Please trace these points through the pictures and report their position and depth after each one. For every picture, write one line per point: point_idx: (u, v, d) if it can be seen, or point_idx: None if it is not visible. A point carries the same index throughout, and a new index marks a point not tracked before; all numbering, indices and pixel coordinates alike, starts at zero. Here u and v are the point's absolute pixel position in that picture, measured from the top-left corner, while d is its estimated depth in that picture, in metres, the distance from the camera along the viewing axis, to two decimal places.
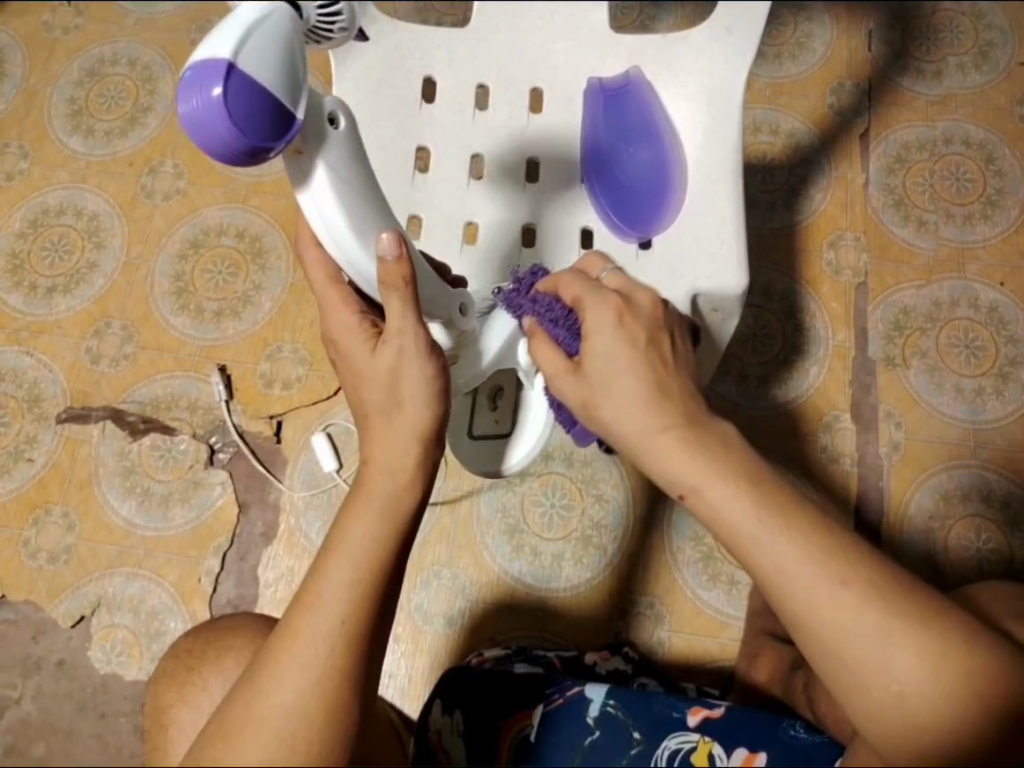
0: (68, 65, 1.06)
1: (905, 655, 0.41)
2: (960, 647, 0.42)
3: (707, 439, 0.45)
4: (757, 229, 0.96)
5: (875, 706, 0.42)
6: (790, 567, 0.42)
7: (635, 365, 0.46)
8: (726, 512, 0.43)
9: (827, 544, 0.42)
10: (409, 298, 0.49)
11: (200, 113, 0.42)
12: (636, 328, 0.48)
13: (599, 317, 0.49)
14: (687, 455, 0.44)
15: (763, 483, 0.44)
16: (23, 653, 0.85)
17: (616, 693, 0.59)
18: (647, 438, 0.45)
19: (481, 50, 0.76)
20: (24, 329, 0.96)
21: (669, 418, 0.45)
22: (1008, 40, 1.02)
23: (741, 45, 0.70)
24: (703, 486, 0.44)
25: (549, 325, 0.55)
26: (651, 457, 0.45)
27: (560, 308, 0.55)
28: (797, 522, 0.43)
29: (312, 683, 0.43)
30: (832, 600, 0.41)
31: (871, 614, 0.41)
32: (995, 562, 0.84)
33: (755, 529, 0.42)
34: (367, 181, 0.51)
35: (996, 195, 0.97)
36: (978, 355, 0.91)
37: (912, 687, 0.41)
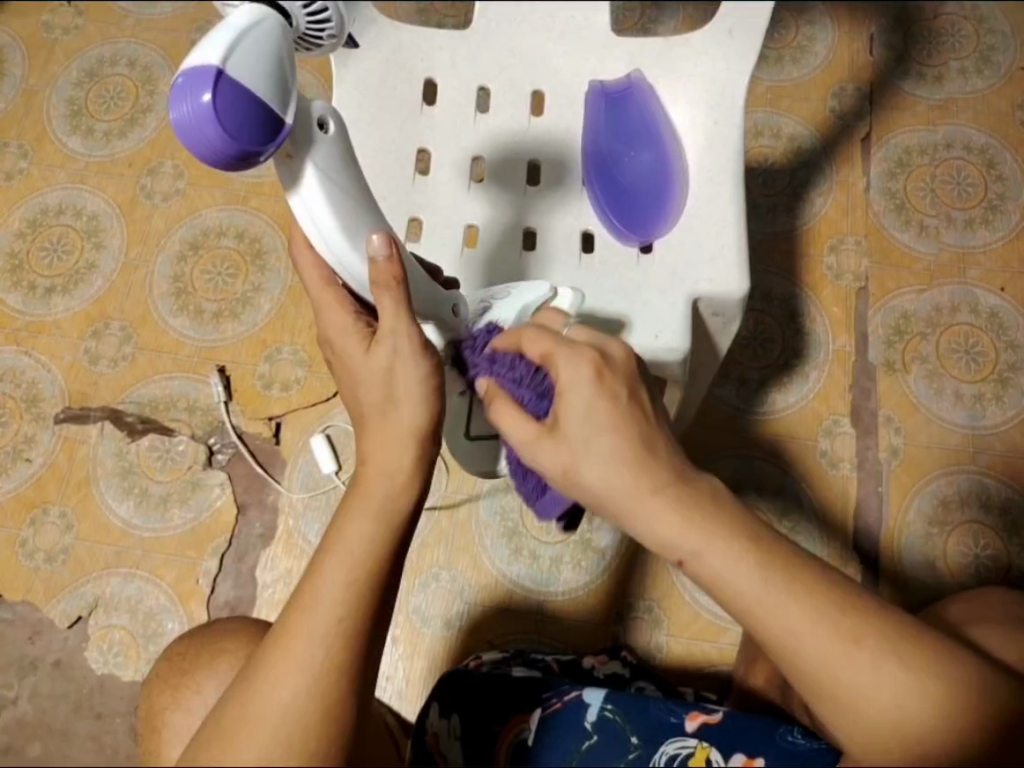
0: (68, 65, 1.06)
1: (916, 700, 0.41)
2: (962, 681, 0.42)
3: (698, 498, 0.43)
4: (758, 234, 0.96)
5: (887, 751, 0.42)
6: (801, 630, 0.41)
7: (618, 423, 0.44)
8: (729, 579, 0.42)
9: (827, 594, 0.42)
10: (401, 298, 0.49)
11: (190, 120, 0.42)
12: (615, 383, 0.45)
13: (574, 375, 0.45)
14: (682, 520, 0.42)
15: (762, 543, 0.42)
16: (20, 653, 0.85)
17: (613, 697, 0.59)
18: (635, 500, 0.43)
19: (483, 52, 0.76)
20: (23, 328, 0.96)
21: (660, 479, 0.43)
22: (1010, 45, 1.02)
23: (742, 49, 0.70)
24: (701, 551, 0.42)
25: (513, 386, 0.52)
26: (640, 520, 0.43)
27: (522, 366, 0.52)
28: (800, 580, 0.42)
29: (310, 683, 0.43)
30: (837, 649, 0.41)
31: (885, 668, 0.41)
32: (994, 569, 0.84)
33: (761, 593, 0.41)
34: (357, 184, 0.51)
35: (998, 200, 0.97)
36: (978, 361, 0.91)
37: (921, 729, 0.42)
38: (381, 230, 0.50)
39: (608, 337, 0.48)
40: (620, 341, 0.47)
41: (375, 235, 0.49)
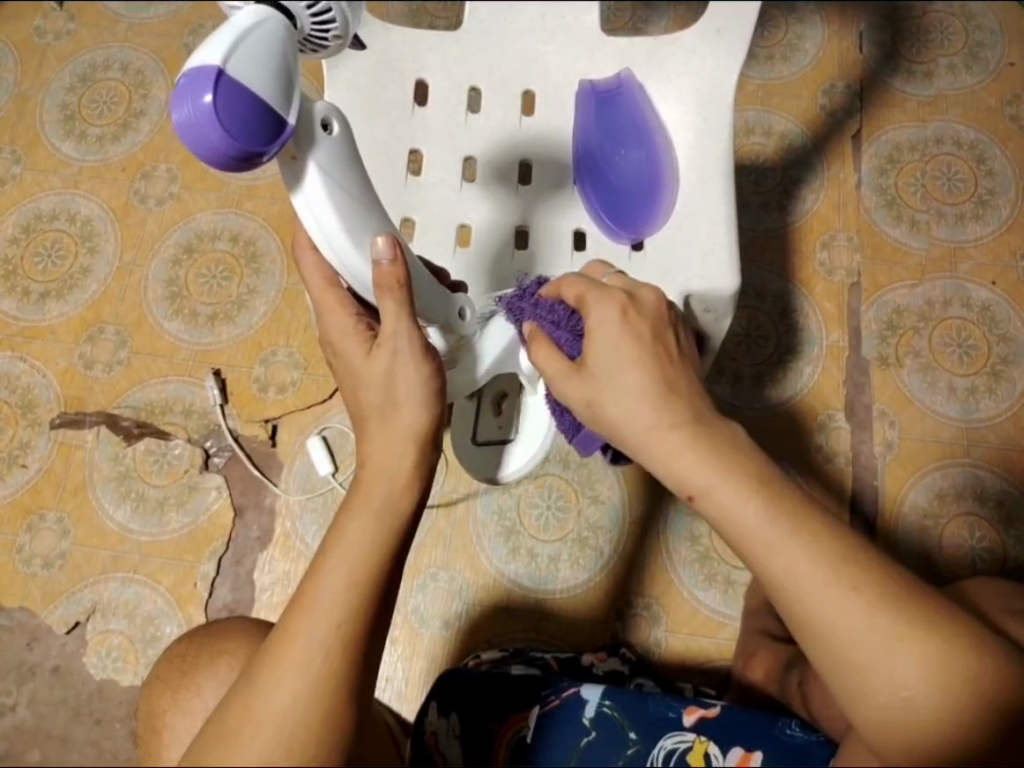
0: (60, 70, 1.06)
1: (916, 660, 0.41)
2: (967, 649, 0.42)
3: (714, 435, 0.45)
4: (751, 231, 0.96)
5: (883, 713, 0.41)
6: (802, 574, 0.41)
7: (640, 359, 0.47)
8: (737, 516, 0.43)
9: (833, 545, 0.42)
10: (403, 300, 0.50)
11: (191, 121, 0.42)
12: (640, 323, 0.49)
13: (602, 316, 0.49)
14: (696, 455, 0.44)
15: (774, 486, 0.43)
16: (18, 659, 0.85)
17: (611, 693, 0.59)
18: (652, 434, 0.46)
19: (473, 52, 0.76)
20: (18, 334, 0.96)
21: (677, 416, 0.46)
22: (998, 41, 1.03)
23: (730, 47, 0.70)
24: (713, 487, 0.43)
25: (550, 327, 0.55)
26: (657, 451, 0.46)
27: (560, 310, 0.55)
28: (807, 526, 0.42)
29: (311, 683, 0.43)
30: (838, 599, 0.41)
31: (885, 627, 0.41)
32: (990, 560, 0.85)
33: (766, 532, 0.42)
34: (360, 184, 0.51)
35: (988, 195, 0.97)
36: (971, 354, 0.92)
37: (923, 699, 0.41)
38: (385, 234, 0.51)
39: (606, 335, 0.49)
40: (643, 295, 0.50)
41: (379, 238, 0.50)
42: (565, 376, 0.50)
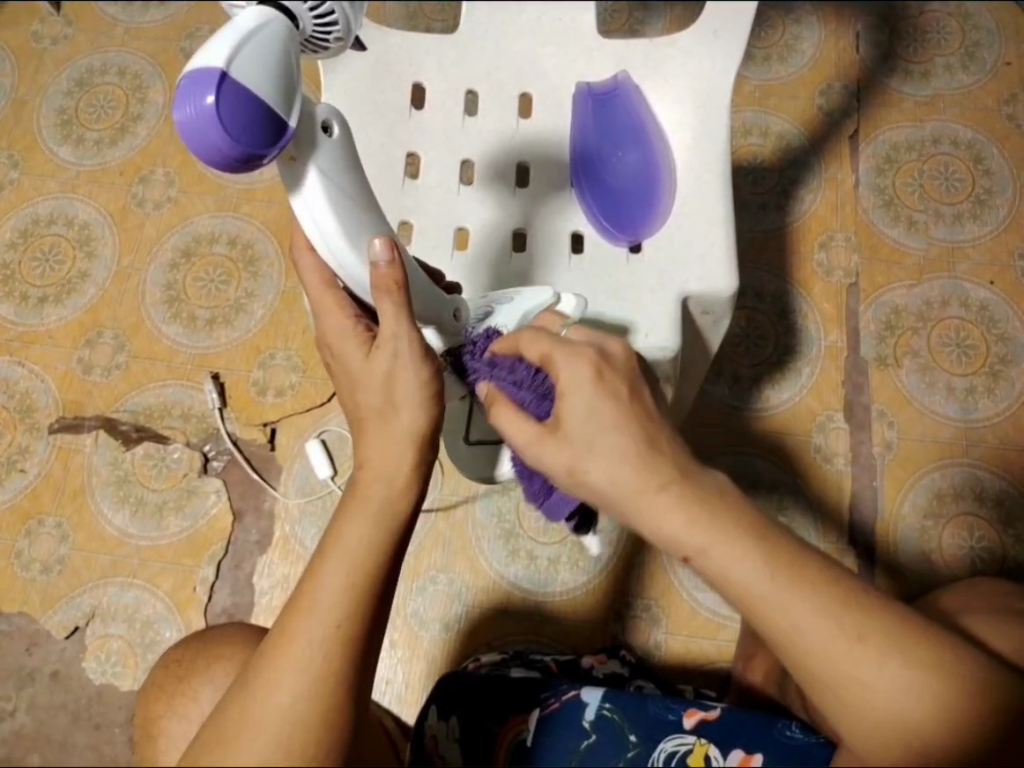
0: (58, 74, 1.06)
1: (915, 696, 0.42)
2: (962, 675, 0.43)
3: (705, 497, 0.43)
4: (749, 232, 0.96)
5: (884, 745, 0.42)
6: (807, 627, 0.41)
7: (620, 420, 0.44)
8: (735, 575, 0.42)
9: (837, 594, 0.42)
10: (401, 303, 0.49)
11: (193, 122, 0.42)
12: (614, 380, 0.46)
13: (574, 375, 0.46)
14: (688, 517, 0.43)
15: (770, 538, 0.43)
16: (18, 664, 0.85)
17: (611, 696, 0.59)
18: (640, 497, 0.43)
19: (471, 56, 0.76)
20: (16, 338, 0.96)
21: (666, 475, 0.43)
22: (995, 41, 1.03)
23: (727, 47, 0.70)
24: (709, 548, 0.42)
25: (512, 389, 0.52)
26: (644, 515, 0.44)
27: (520, 368, 0.52)
28: (809, 579, 0.42)
29: (309, 685, 0.43)
30: (842, 649, 0.41)
31: (890, 669, 0.42)
32: (989, 560, 0.85)
33: (766, 590, 0.41)
34: (360, 188, 0.51)
35: (985, 195, 0.97)
36: (969, 354, 0.92)
37: (927, 734, 0.42)
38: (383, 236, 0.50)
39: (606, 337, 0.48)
40: (613, 346, 0.49)
41: (376, 240, 0.49)
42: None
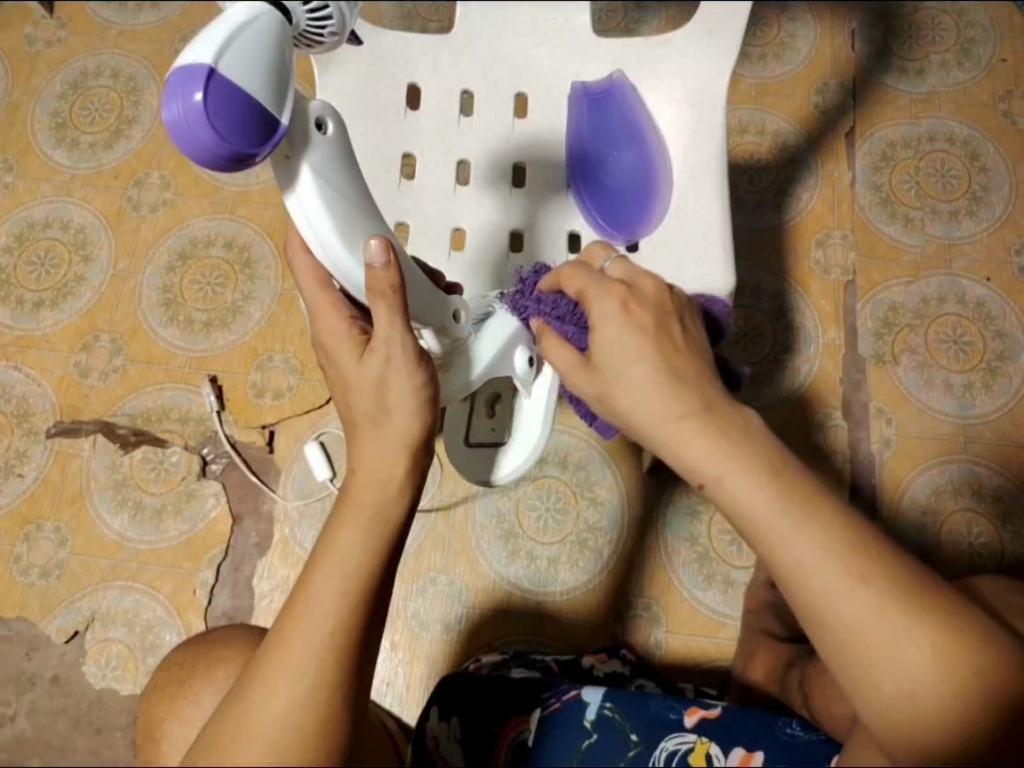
0: (52, 78, 1.05)
1: (922, 649, 0.40)
2: (971, 638, 0.41)
3: (724, 423, 0.44)
4: (746, 230, 0.96)
5: (885, 701, 0.40)
6: (810, 563, 0.40)
7: (647, 353, 0.46)
8: (746, 503, 0.42)
9: (844, 534, 0.41)
10: (396, 305, 0.49)
11: (182, 120, 0.41)
12: (643, 313, 0.48)
13: (605, 309, 0.48)
14: (706, 442, 0.43)
15: (787, 472, 0.42)
16: (17, 669, 0.85)
17: (611, 696, 0.59)
18: (661, 424, 0.45)
19: (465, 57, 0.76)
20: (12, 343, 0.96)
21: (688, 405, 0.44)
22: (990, 38, 1.03)
23: (723, 46, 0.71)
24: (725, 474, 0.43)
25: (557, 324, 0.54)
26: (664, 440, 0.45)
27: (563, 304, 0.54)
28: (817, 513, 0.41)
29: (306, 692, 0.43)
30: (845, 587, 0.40)
31: (892, 614, 0.40)
32: (988, 556, 0.85)
33: (776, 518, 0.41)
34: (355, 187, 0.51)
35: (981, 191, 0.97)
36: (966, 351, 0.92)
37: (927, 691, 0.40)
38: (378, 234, 0.50)
39: (609, 332, 0.47)
40: (637, 297, 0.49)
41: (372, 241, 0.48)
42: (574, 370, 0.50)
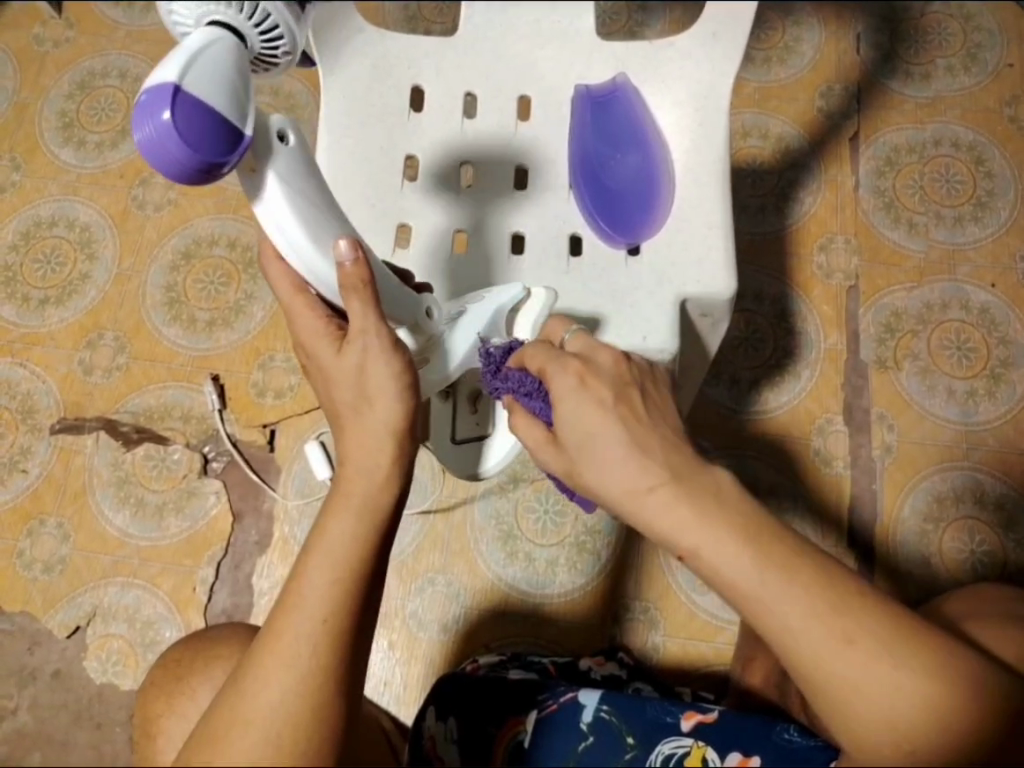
0: (60, 77, 1.06)
1: (910, 697, 0.41)
2: (965, 684, 0.42)
3: (697, 493, 0.43)
4: (747, 234, 0.96)
5: (877, 749, 0.42)
6: (795, 627, 0.41)
7: (606, 422, 0.46)
8: (725, 573, 0.42)
9: (829, 595, 0.41)
10: (369, 298, 0.49)
11: (153, 138, 0.42)
12: (600, 386, 0.47)
13: (563, 385, 0.48)
14: (679, 513, 0.43)
15: (764, 537, 0.42)
16: (20, 663, 0.85)
17: (609, 698, 0.59)
18: (633, 497, 0.45)
19: (469, 60, 0.76)
20: (17, 340, 0.96)
21: (657, 477, 0.44)
22: (997, 42, 1.02)
23: (727, 50, 0.71)
24: (700, 547, 0.43)
25: (524, 399, 0.54)
26: (639, 511, 0.45)
27: (529, 379, 0.54)
28: (799, 577, 0.41)
29: (296, 681, 0.43)
30: (832, 651, 0.41)
31: (880, 670, 0.41)
32: (989, 565, 0.84)
33: (758, 589, 0.41)
34: (321, 193, 0.51)
35: (986, 197, 0.97)
36: (969, 358, 0.91)
37: (918, 738, 0.41)
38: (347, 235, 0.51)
39: (605, 364, 0.48)
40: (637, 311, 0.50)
41: (341, 240, 0.49)
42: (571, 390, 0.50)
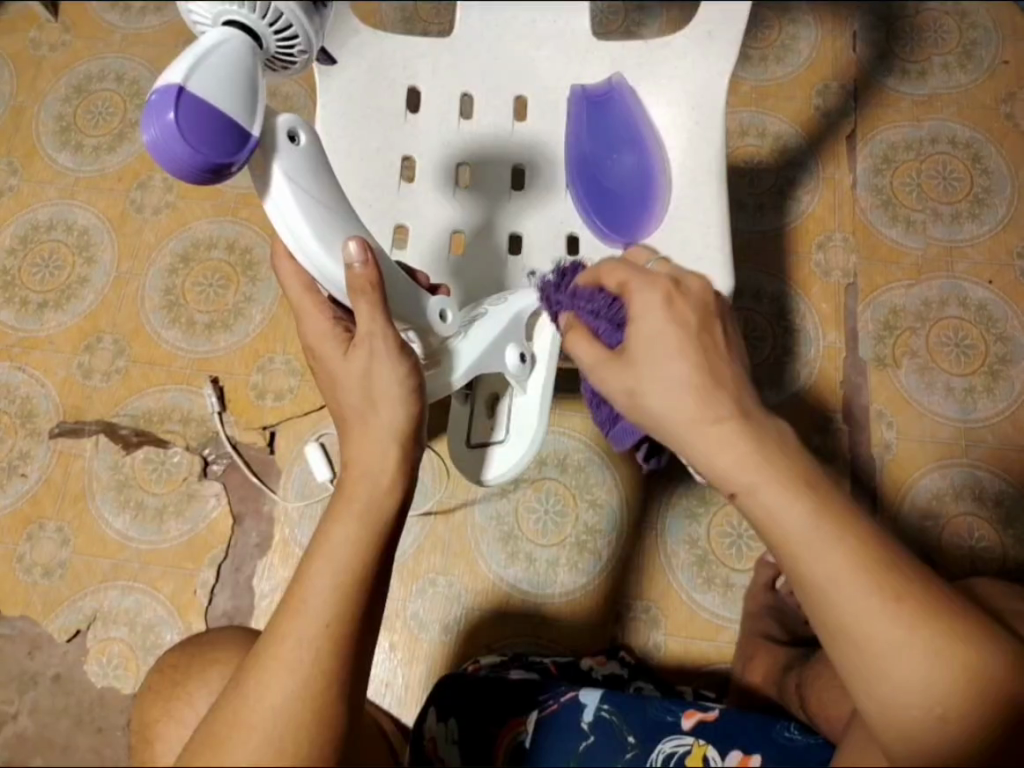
0: (57, 81, 1.06)
1: (940, 667, 0.41)
2: (996, 662, 0.42)
3: (760, 436, 0.44)
4: (745, 233, 0.96)
5: (900, 718, 0.41)
6: (840, 579, 0.41)
7: (684, 348, 0.46)
8: (779, 515, 0.42)
9: (875, 552, 0.41)
10: (377, 302, 0.51)
11: (158, 139, 0.43)
12: (684, 309, 0.48)
13: (646, 302, 0.48)
14: (742, 453, 0.43)
15: (819, 487, 0.43)
16: (20, 668, 0.85)
17: (609, 697, 0.59)
18: (696, 431, 0.45)
19: (465, 59, 0.76)
20: (16, 344, 0.96)
21: (725, 410, 0.44)
22: (993, 40, 1.03)
23: (721, 50, 0.70)
24: (758, 487, 0.43)
25: (591, 319, 0.55)
26: (699, 448, 0.45)
27: (600, 299, 0.54)
28: (850, 530, 0.42)
29: (299, 685, 0.43)
30: (876, 607, 0.40)
31: (920, 632, 0.41)
32: (989, 561, 0.85)
33: (810, 535, 0.41)
34: (333, 192, 0.52)
35: (983, 194, 0.97)
36: (968, 354, 0.92)
37: (950, 710, 0.41)
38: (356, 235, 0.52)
39: (650, 317, 0.48)
40: (688, 280, 0.49)
41: (351, 241, 0.51)
42: (604, 366, 0.50)
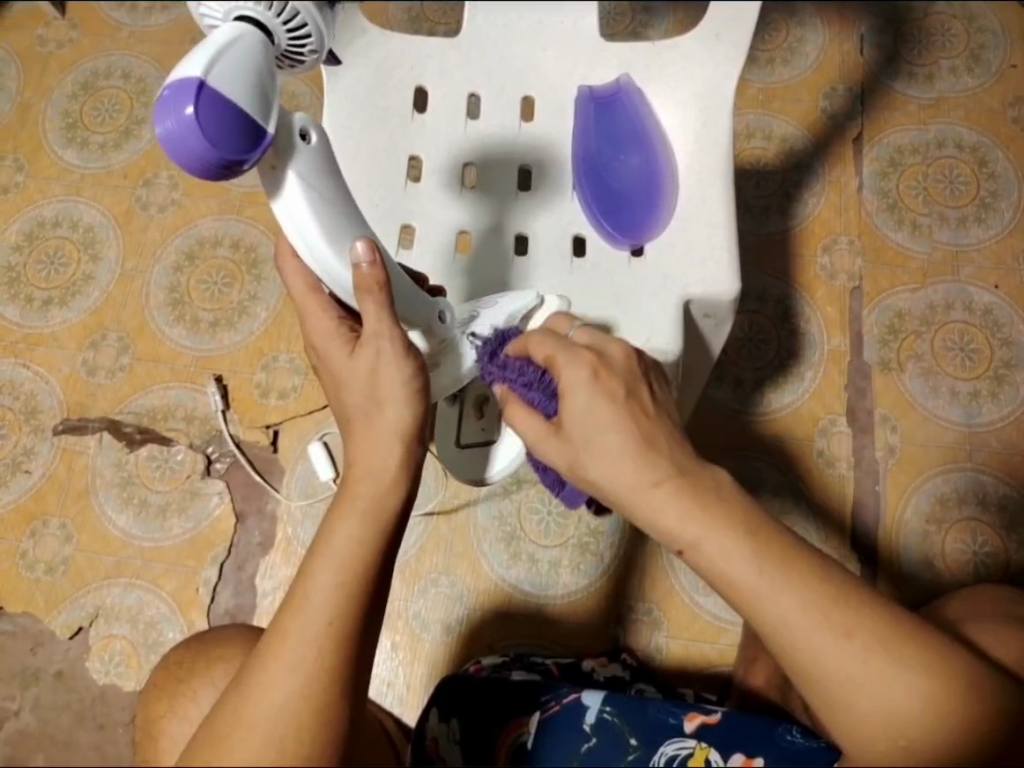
0: (63, 78, 1.06)
1: (914, 698, 0.41)
2: (960, 682, 0.42)
3: (698, 492, 0.44)
4: (751, 235, 0.96)
5: (878, 753, 0.42)
6: (793, 621, 0.41)
7: (618, 419, 0.45)
8: (723, 569, 0.42)
9: (826, 588, 0.42)
10: (384, 302, 0.50)
11: (175, 133, 0.43)
12: (613, 382, 0.47)
13: (575, 375, 0.47)
14: (682, 512, 0.43)
15: (763, 536, 0.43)
16: (22, 664, 0.85)
17: (611, 699, 0.58)
18: (637, 492, 0.44)
19: (472, 59, 0.76)
20: (21, 340, 0.97)
21: (660, 471, 0.44)
22: (1000, 43, 1.02)
23: (728, 51, 0.71)
24: (701, 541, 0.43)
25: (523, 390, 0.54)
26: (642, 508, 0.44)
27: (530, 371, 0.54)
28: (797, 571, 0.42)
29: (300, 683, 0.43)
30: (831, 644, 0.41)
31: (875, 662, 0.41)
32: (992, 567, 0.84)
33: (757, 585, 0.42)
34: (341, 192, 0.51)
35: (990, 198, 0.97)
36: (972, 359, 0.91)
37: (917, 735, 0.41)
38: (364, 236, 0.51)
39: (577, 397, 0.47)
40: (611, 351, 0.49)
41: (358, 241, 0.50)
42: (542, 439, 0.49)
